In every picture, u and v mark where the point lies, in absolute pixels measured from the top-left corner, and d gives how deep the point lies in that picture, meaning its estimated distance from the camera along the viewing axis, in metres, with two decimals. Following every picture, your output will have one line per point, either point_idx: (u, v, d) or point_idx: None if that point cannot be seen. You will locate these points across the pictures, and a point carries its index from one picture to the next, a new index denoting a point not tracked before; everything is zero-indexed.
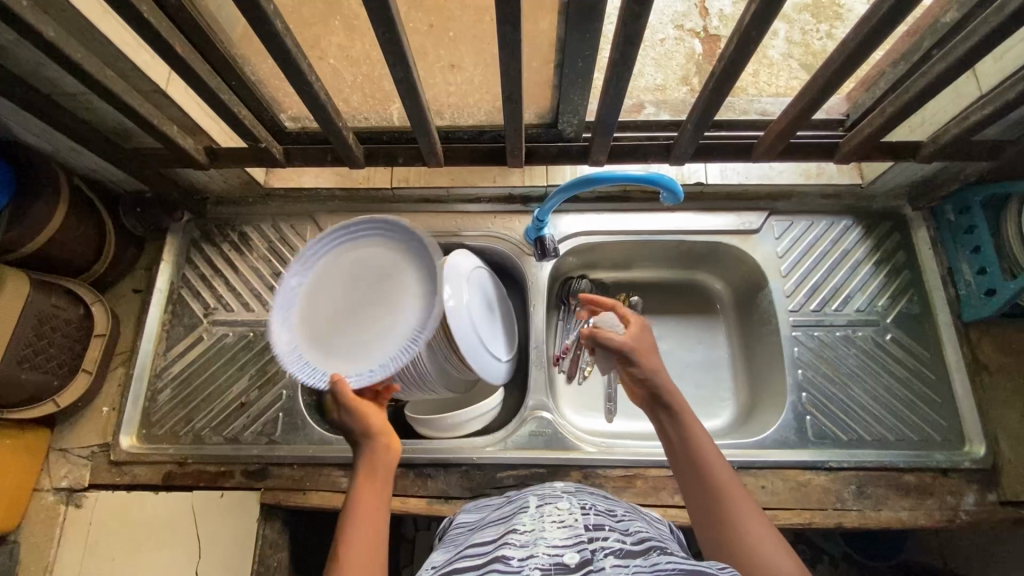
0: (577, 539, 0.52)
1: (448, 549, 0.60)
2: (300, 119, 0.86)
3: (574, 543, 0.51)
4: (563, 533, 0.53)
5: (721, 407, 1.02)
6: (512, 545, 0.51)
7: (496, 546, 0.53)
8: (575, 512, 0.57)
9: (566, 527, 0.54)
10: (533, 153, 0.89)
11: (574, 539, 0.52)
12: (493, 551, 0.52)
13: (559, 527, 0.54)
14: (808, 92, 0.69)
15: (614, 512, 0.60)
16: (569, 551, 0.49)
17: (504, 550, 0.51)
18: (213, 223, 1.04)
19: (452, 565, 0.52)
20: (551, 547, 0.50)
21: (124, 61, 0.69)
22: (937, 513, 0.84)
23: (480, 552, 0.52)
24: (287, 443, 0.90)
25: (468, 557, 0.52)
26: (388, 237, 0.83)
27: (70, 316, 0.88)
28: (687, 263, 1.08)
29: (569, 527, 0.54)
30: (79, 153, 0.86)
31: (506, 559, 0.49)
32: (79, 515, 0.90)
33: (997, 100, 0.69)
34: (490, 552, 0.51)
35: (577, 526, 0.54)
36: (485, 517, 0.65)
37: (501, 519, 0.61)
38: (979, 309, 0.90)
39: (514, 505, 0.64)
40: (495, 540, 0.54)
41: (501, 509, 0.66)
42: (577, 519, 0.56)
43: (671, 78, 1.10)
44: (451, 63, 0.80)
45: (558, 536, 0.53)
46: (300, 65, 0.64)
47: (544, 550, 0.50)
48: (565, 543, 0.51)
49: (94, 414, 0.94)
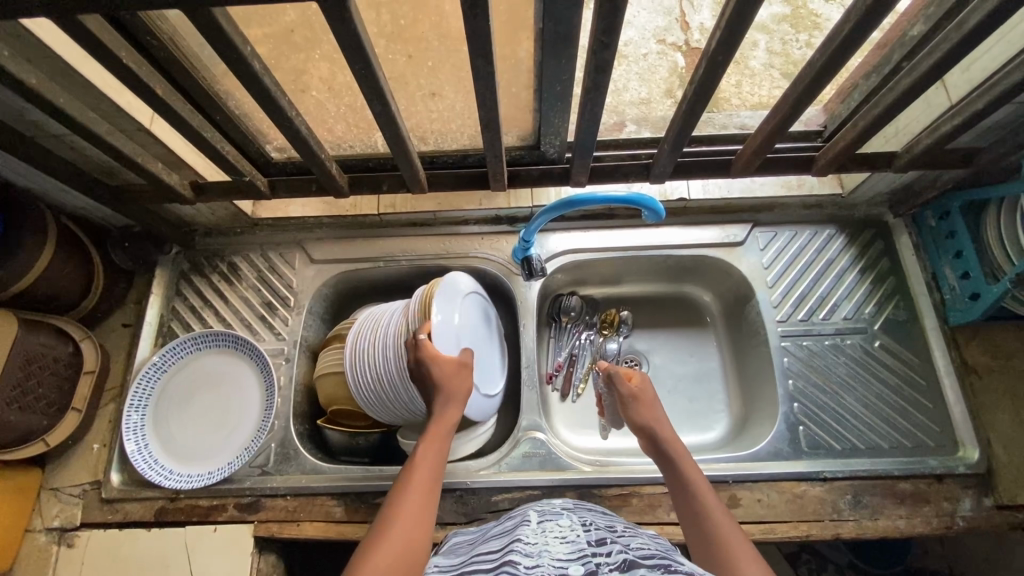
0: (581, 553, 0.52)
1: (452, 554, 0.60)
2: (285, 150, 0.88)
3: (578, 557, 0.51)
4: (567, 547, 0.53)
5: (715, 420, 1.02)
6: (518, 552, 0.52)
7: (503, 552, 0.53)
8: (577, 528, 0.58)
9: (569, 542, 0.54)
10: (516, 176, 0.89)
11: (578, 553, 0.52)
12: (499, 559, 0.52)
13: (562, 542, 0.55)
14: (781, 108, 0.71)
15: (614, 527, 0.61)
16: (575, 563, 0.49)
17: (512, 556, 0.51)
18: (202, 255, 1.05)
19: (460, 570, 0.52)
20: (556, 559, 0.50)
21: (108, 102, 0.70)
22: (934, 520, 0.83)
23: (488, 558, 0.53)
24: (280, 473, 0.90)
25: (478, 563, 0.52)
26: (224, 345, 0.97)
27: (59, 354, 0.88)
28: (675, 277, 1.09)
29: (573, 541, 0.54)
30: (66, 191, 0.87)
31: (514, 564, 0.49)
32: (71, 556, 0.88)
33: (966, 110, 0.71)
34: (498, 558, 0.51)
35: (580, 541, 0.54)
36: (486, 533, 0.65)
37: (504, 532, 0.61)
38: (964, 313, 0.90)
39: (514, 520, 0.64)
40: (501, 548, 0.54)
41: (501, 525, 0.65)
42: (579, 534, 0.57)
43: (655, 92, 1.12)
44: (432, 91, 0.81)
45: (562, 550, 0.53)
46: (280, 101, 0.65)
47: (550, 562, 0.50)
48: (569, 556, 0.51)
49: (85, 451, 0.94)
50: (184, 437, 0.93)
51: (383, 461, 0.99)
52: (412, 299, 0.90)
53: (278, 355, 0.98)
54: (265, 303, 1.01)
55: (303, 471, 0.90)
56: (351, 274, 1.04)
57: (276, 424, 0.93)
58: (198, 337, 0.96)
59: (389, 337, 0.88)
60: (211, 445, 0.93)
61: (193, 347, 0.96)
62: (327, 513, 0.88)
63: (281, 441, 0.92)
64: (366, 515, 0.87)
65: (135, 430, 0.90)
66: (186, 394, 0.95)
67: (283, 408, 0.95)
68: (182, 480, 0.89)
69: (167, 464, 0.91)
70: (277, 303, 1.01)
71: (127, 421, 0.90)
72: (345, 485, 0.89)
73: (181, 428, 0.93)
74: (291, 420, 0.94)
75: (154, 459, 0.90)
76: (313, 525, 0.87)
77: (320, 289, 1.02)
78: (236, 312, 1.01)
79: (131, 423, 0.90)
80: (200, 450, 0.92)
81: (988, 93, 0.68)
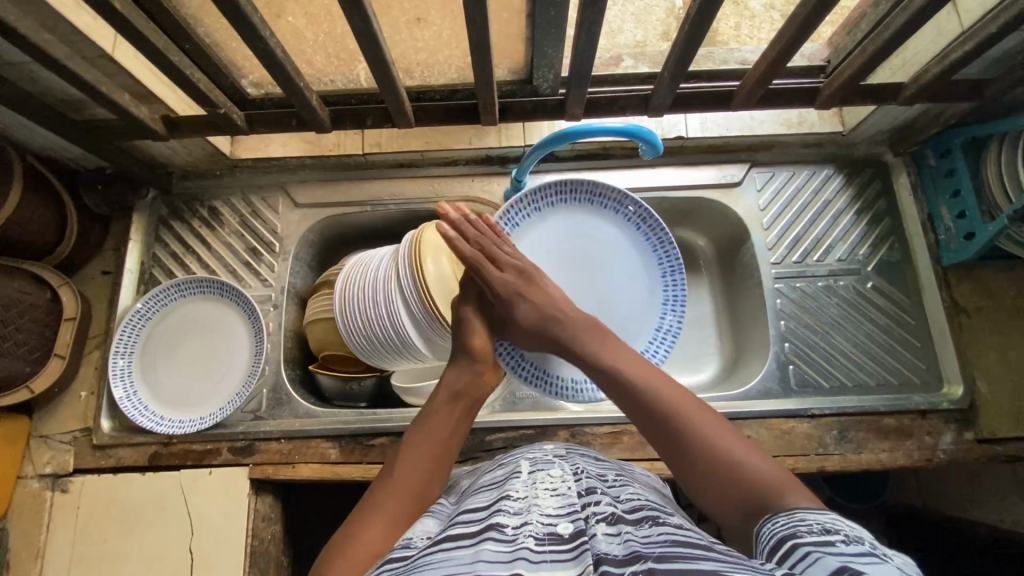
0: (571, 508, 0.49)
1: (439, 514, 0.57)
2: (262, 85, 0.83)
3: (569, 512, 0.49)
4: (557, 501, 0.51)
5: (707, 362, 1.03)
6: (505, 512, 0.49)
7: (488, 512, 0.50)
8: (568, 478, 0.55)
9: (559, 495, 0.52)
10: (507, 110, 0.85)
11: (568, 508, 0.50)
12: (485, 518, 0.49)
13: (553, 494, 0.52)
14: (787, 33, 0.66)
15: (606, 477, 0.58)
16: (563, 520, 0.47)
17: (498, 517, 0.49)
18: (181, 200, 1.01)
19: (444, 533, 0.49)
20: (544, 515, 0.48)
21: (64, 24, 0.65)
22: (916, 453, 0.86)
23: (473, 518, 0.50)
24: (273, 418, 0.90)
25: (461, 524, 0.50)
26: (208, 294, 0.95)
27: (37, 300, 0.85)
28: (670, 221, 1.07)
29: (562, 495, 0.52)
30: (31, 129, 0.81)
31: (500, 527, 0.47)
32: (65, 501, 0.87)
33: (978, 36, 0.68)
34: (484, 519, 0.49)
35: (570, 494, 0.52)
36: (477, 481, 0.63)
37: (493, 483, 0.58)
38: (956, 253, 0.89)
39: (503, 470, 0.61)
40: (487, 506, 0.51)
41: (491, 474, 0.62)
42: (569, 485, 0.54)
43: (651, 34, 0.98)
44: (417, 17, 0.75)
45: (552, 503, 0.51)
46: (252, 20, 0.60)
47: (538, 518, 0.48)
48: (559, 511, 0.49)
49: (73, 399, 0.92)
50: (173, 384, 0.92)
51: (377, 405, 0.99)
52: (401, 244, 0.86)
53: (266, 302, 0.96)
54: (249, 249, 0.98)
55: (296, 415, 0.90)
56: (337, 219, 1.00)
57: (267, 370, 0.92)
58: (182, 283, 0.94)
59: (379, 282, 0.85)
60: (202, 393, 0.92)
61: (177, 295, 0.94)
62: (322, 455, 0.88)
63: (273, 386, 0.92)
64: (361, 456, 0.88)
65: (122, 376, 0.89)
66: (172, 343, 0.94)
67: (273, 354, 0.94)
68: (175, 426, 0.89)
69: (158, 410, 0.90)
70: (262, 249, 0.98)
71: (114, 371, 0.89)
72: (338, 427, 0.89)
73: (170, 375, 0.92)
74: (282, 365, 0.93)
75: (144, 405, 0.90)
76: (308, 467, 0.88)
77: (306, 235, 0.99)
78: (220, 257, 0.98)
79: (118, 368, 0.89)
80: (191, 398, 0.92)
81: (1003, 16, 0.65)
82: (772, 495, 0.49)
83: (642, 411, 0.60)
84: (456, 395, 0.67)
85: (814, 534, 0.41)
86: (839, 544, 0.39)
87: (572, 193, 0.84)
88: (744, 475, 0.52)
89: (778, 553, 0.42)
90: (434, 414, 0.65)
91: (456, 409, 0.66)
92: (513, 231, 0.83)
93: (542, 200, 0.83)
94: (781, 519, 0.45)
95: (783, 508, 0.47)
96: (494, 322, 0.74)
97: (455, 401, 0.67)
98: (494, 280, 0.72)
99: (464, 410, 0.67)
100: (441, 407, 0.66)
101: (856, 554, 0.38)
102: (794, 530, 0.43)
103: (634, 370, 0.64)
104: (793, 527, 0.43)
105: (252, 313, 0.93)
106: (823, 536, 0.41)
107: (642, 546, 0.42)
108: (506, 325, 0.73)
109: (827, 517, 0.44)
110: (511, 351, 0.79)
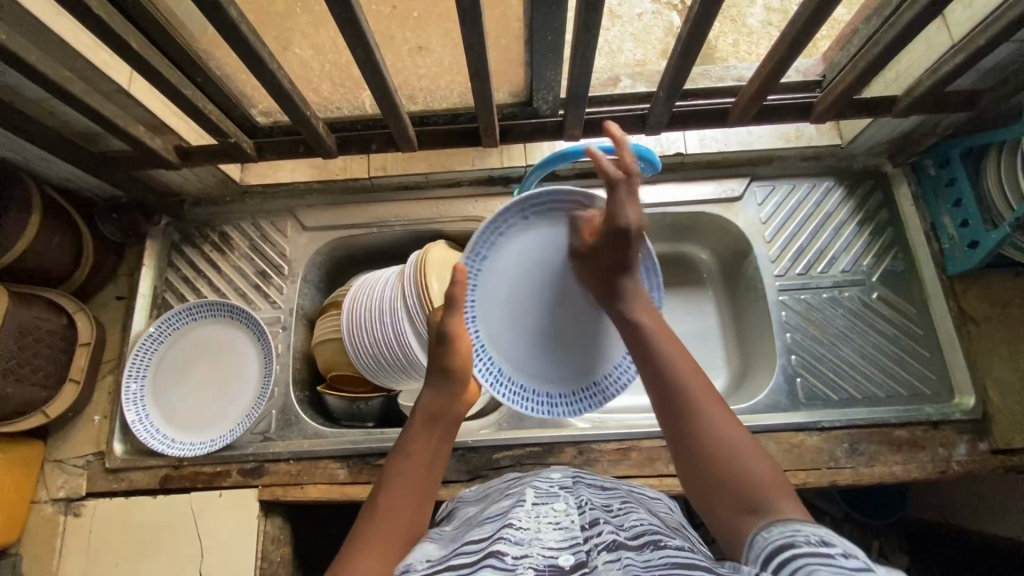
0: (572, 541, 0.49)
1: (442, 540, 0.56)
2: (270, 113, 0.85)
3: (570, 544, 0.49)
4: (559, 534, 0.51)
5: (713, 376, 1.03)
6: (506, 540, 0.49)
7: (489, 541, 0.50)
8: (572, 510, 0.55)
9: (562, 527, 0.52)
10: (508, 132, 0.87)
11: (570, 540, 0.49)
12: (484, 548, 0.49)
13: (555, 528, 0.52)
14: (777, 51, 0.68)
15: (611, 506, 0.57)
16: (564, 553, 0.47)
17: (498, 546, 0.48)
18: (192, 226, 1.03)
19: (444, 563, 0.49)
20: (545, 548, 0.48)
21: (83, 62, 0.68)
22: (929, 465, 0.84)
23: (474, 548, 0.49)
24: (282, 439, 0.91)
25: (460, 553, 0.49)
26: (217, 317, 0.96)
27: (53, 327, 0.87)
28: (673, 236, 1.07)
29: (565, 527, 0.51)
30: (48, 161, 0.85)
31: (499, 556, 0.47)
32: (77, 525, 0.88)
33: (967, 48, 0.69)
34: (483, 548, 0.49)
35: (573, 527, 0.51)
36: (482, 511, 0.62)
37: (498, 514, 0.57)
38: (962, 261, 0.89)
39: (508, 500, 0.60)
40: (488, 536, 0.51)
41: (497, 504, 0.61)
42: (573, 518, 0.53)
43: (651, 53, 0.99)
44: (419, 45, 0.78)
45: (554, 536, 0.50)
46: (260, 54, 0.63)
47: (539, 550, 0.48)
48: (561, 544, 0.49)
49: (86, 423, 0.94)
50: (185, 407, 0.93)
51: (385, 424, 1.00)
52: (406, 265, 0.87)
53: (274, 324, 0.97)
54: (258, 272, 1.00)
55: (304, 436, 0.91)
56: (343, 241, 1.02)
57: (276, 392, 0.94)
58: (193, 308, 0.95)
59: (385, 302, 0.87)
60: (214, 415, 0.93)
61: (188, 319, 0.96)
62: (331, 475, 0.89)
63: (282, 407, 0.93)
64: (369, 476, 0.88)
65: (136, 400, 0.91)
66: (184, 366, 0.95)
67: (283, 376, 0.95)
68: (188, 448, 0.90)
69: (170, 433, 0.91)
70: (271, 272, 1.00)
71: (127, 397, 0.90)
72: (346, 447, 0.89)
73: (182, 398, 0.94)
74: (291, 387, 0.94)
75: (156, 428, 0.91)
76: (316, 488, 0.88)
77: (314, 257, 1.01)
78: (231, 281, 1.00)
79: (131, 392, 0.90)
80: (203, 420, 0.93)
81: (992, 27, 0.66)
82: (768, 505, 0.47)
83: (664, 393, 0.57)
84: (432, 418, 0.65)
85: (809, 544, 0.40)
86: (838, 557, 0.38)
87: (554, 205, 0.71)
88: (743, 473, 0.50)
89: (774, 561, 0.41)
90: (411, 441, 0.63)
91: (433, 433, 0.64)
92: (491, 244, 0.71)
93: (521, 211, 0.70)
94: (776, 527, 0.44)
95: (778, 520, 0.45)
96: (592, 269, 0.69)
97: (432, 424, 0.65)
98: (614, 210, 0.65)
99: (441, 432, 0.65)
100: (420, 432, 0.64)
101: (855, 569, 0.37)
102: (791, 540, 0.42)
103: (668, 345, 0.60)
104: (790, 536, 0.42)
105: (261, 334, 0.94)
106: (822, 547, 0.40)
107: (639, 572, 0.42)
108: (598, 276, 0.68)
109: (819, 528, 0.42)
110: (489, 367, 0.74)
